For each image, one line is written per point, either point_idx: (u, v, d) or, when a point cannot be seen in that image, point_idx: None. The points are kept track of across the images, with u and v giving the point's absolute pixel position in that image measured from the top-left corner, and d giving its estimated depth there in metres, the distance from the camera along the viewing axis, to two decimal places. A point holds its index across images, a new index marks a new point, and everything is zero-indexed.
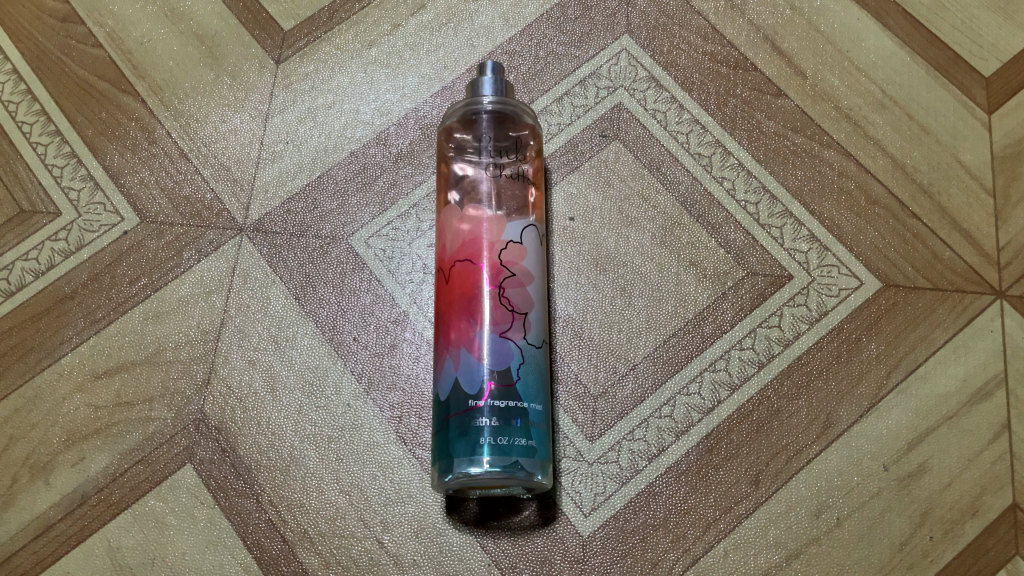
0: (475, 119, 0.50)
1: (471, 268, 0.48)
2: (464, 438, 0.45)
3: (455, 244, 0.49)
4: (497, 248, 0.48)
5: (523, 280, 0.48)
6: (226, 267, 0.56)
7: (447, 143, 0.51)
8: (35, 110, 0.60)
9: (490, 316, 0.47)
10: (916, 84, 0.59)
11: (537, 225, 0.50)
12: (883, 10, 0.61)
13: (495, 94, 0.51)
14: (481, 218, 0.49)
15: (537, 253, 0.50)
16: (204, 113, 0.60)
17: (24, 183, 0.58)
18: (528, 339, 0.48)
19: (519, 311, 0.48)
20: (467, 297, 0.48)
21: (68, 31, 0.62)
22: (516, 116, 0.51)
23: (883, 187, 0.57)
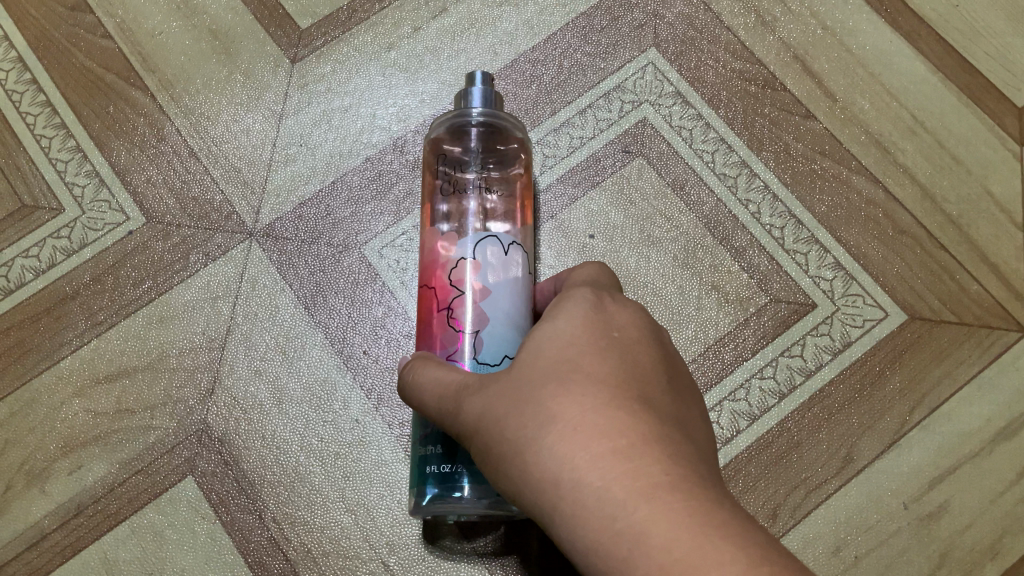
0: (464, 130, 0.46)
1: (427, 288, 0.43)
2: (442, 467, 0.41)
3: (421, 264, 0.44)
4: (447, 264, 0.42)
5: (472, 295, 0.41)
6: (235, 272, 0.55)
7: (432, 153, 0.48)
8: (40, 101, 0.58)
9: (439, 339, 0.41)
10: (947, 111, 0.58)
11: (500, 236, 0.42)
12: (916, 33, 0.59)
13: (485, 104, 0.46)
14: (438, 236, 0.43)
15: (501, 262, 0.41)
16: (217, 111, 0.58)
17: (26, 177, 0.57)
18: (479, 358, 0.40)
19: (467, 328, 0.41)
20: (424, 320, 0.43)
21: (76, 19, 0.60)
22: (508, 131, 0.47)
23: (912, 216, 0.55)
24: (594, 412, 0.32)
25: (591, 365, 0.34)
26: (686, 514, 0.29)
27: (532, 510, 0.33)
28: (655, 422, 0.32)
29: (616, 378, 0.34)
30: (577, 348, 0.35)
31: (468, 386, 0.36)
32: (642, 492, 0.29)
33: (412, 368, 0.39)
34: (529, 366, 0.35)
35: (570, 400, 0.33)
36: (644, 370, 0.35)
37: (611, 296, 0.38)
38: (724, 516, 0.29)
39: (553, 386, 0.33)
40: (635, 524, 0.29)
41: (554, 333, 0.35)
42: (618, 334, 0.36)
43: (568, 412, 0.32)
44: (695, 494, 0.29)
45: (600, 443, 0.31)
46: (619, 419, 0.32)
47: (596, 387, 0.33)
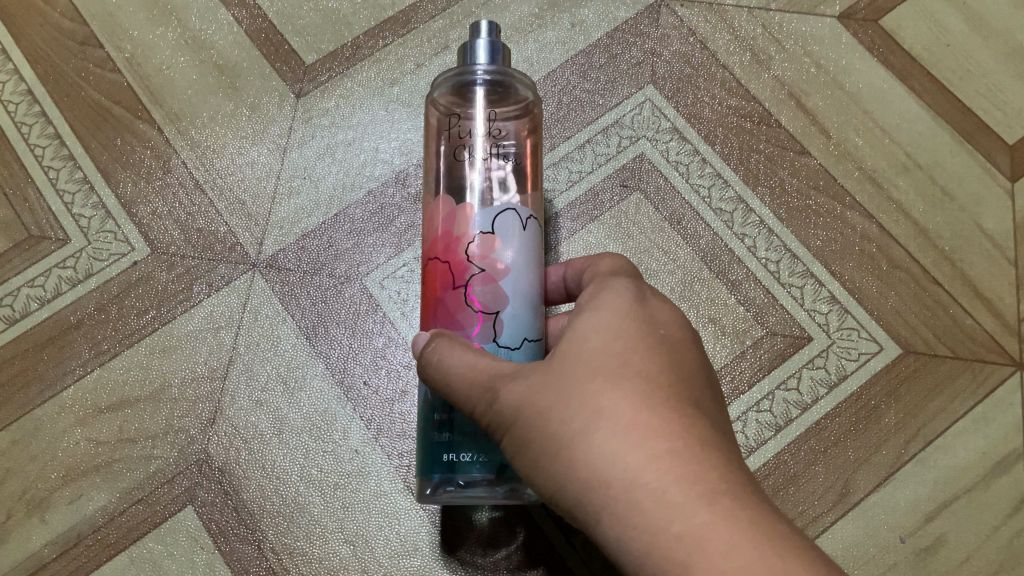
0: (468, 87, 0.43)
1: (439, 263, 0.41)
2: (454, 454, 0.40)
3: (430, 234, 0.42)
4: (465, 238, 0.40)
5: (493, 275, 0.40)
6: (238, 303, 0.55)
7: (435, 115, 0.44)
8: (48, 133, 0.60)
9: (454, 317, 0.40)
10: (940, 149, 0.59)
11: (519, 210, 0.41)
12: (909, 72, 0.61)
13: (489, 58, 0.43)
14: (452, 206, 0.41)
15: (521, 238, 0.41)
16: (222, 145, 0.59)
17: (34, 208, 0.58)
18: (499, 341, 0.40)
19: (488, 309, 0.40)
20: (435, 296, 0.41)
21: (86, 54, 0.61)
22: (514, 84, 0.43)
23: (905, 251, 0.56)
24: (647, 411, 0.33)
25: (640, 362, 0.35)
26: (740, 518, 0.30)
27: (572, 503, 0.34)
28: (701, 424, 0.34)
29: (664, 377, 0.35)
30: (624, 342, 0.36)
31: (501, 372, 0.36)
32: (699, 495, 0.31)
33: (432, 343, 0.38)
34: (574, 357, 0.35)
35: (622, 395, 0.33)
36: (686, 371, 0.36)
37: (650, 292, 0.39)
38: (775, 524, 0.31)
39: (604, 380, 0.34)
40: (693, 526, 0.30)
41: (600, 330, 0.36)
42: (661, 331, 0.37)
43: (620, 408, 0.33)
44: (748, 503, 0.31)
45: (657, 441, 0.32)
46: (671, 421, 0.33)
47: (646, 388, 0.34)
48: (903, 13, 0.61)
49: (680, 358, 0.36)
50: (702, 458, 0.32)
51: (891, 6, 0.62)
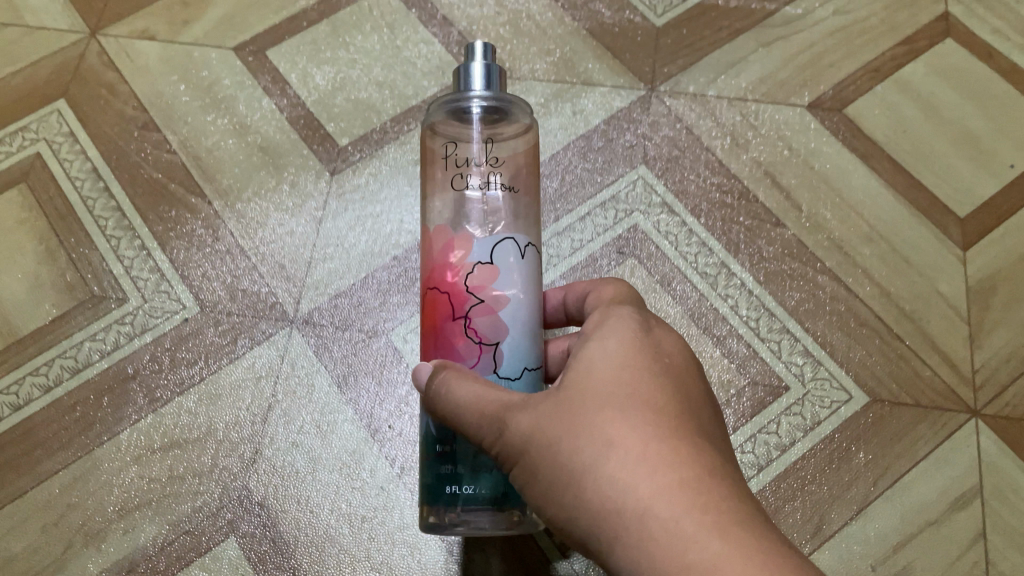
0: (464, 111, 0.46)
1: (439, 294, 0.43)
2: (457, 486, 0.43)
3: (430, 264, 0.44)
4: (464, 270, 0.42)
5: (493, 306, 0.42)
6: (277, 355, 0.62)
7: (433, 136, 0.47)
8: (111, 206, 0.68)
9: (455, 348, 0.42)
10: (899, 220, 0.67)
11: (517, 237, 0.43)
12: (871, 154, 0.69)
13: (485, 86, 0.46)
14: (451, 235, 0.44)
15: (518, 269, 0.43)
16: (265, 216, 0.67)
17: (98, 272, 0.66)
18: (499, 372, 0.42)
19: (487, 341, 0.42)
20: (435, 326, 0.43)
21: (145, 137, 0.71)
22: (508, 107, 0.46)
23: (871, 311, 0.63)
24: (657, 445, 0.37)
25: (649, 398, 0.39)
26: (741, 541, 0.35)
27: (588, 527, 0.38)
28: (704, 448, 0.38)
29: (669, 404, 0.39)
30: (633, 371, 0.40)
31: (514, 404, 0.40)
32: (710, 526, 0.35)
33: (440, 376, 0.41)
34: (587, 390, 0.39)
35: (633, 424, 0.38)
36: (689, 395, 0.41)
37: (655, 328, 0.43)
38: (777, 549, 0.35)
39: (616, 410, 0.39)
40: (705, 555, 0.34)
41: (611, 367, 0.40)
42: (667, 360, 0.42)
43: (634, 442, 0.37)
44: (751, 530, 0.35)
45: (664, 467, 0.37)
46: (677, 448, 0.38)
47: (656, 424, 0.38)
48: (863, 103, 0.71)
49: (684, 392, 0.41)
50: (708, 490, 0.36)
51: (854, 97, 0.71)
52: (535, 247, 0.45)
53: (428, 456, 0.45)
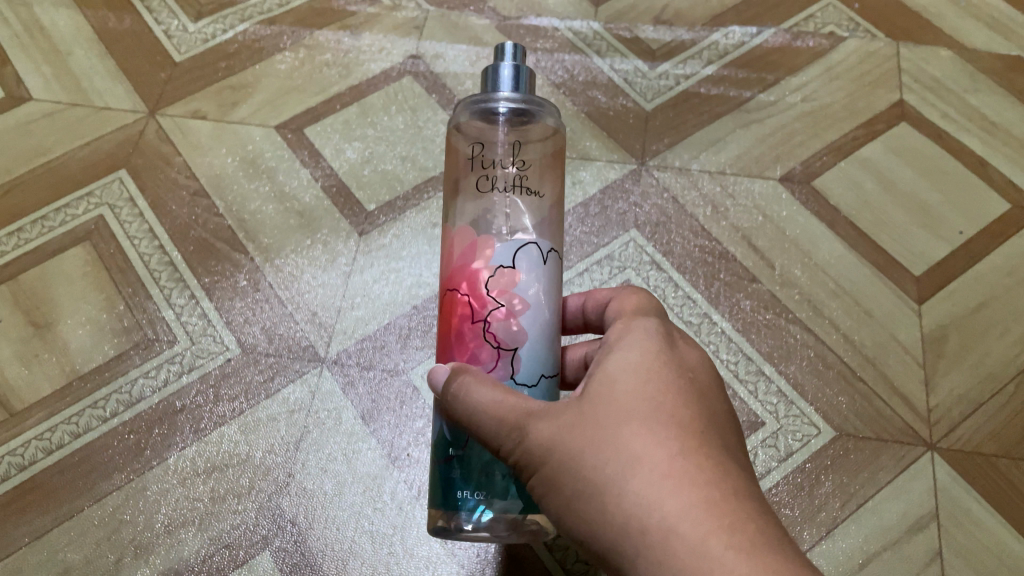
0: (492, 113, 0.46)
1: (459, 296, 0.44)
2: (468, 490, 0.44)
3: (451, 266, 0.45)
4: (484, 274, 0.43)
5: (513, 312, 0.43)
6: (308, 391, 0.70)
7: (459, 135, 0.48)
8: (164, 261, 0.77)
9: (474, 352, 0.43)
10: (861, 278, 0.75)
11: (541, 242, 0.45)
12: (835, 221, 0.78)
13: (513, 88, 0.46)
14: (473, 239, 0.45)
15: (539, 274, 0.44)
16: (300, 270, 0.76)
17: (152, 318, 0.75)
18: (516, 378, 0.43)
19: (506, 346, 0.43)
20: (455, 328, 0.44)
21: (197, 203, 0.81)
22: (537, 108, 0.46)
23: (837, 356, 0.71)
24: (680, 459, 0.37)
25: (673, 412, 0.39)
26: (764, 547, 0.34)
27: (610, 540, 0.38)
28: (729, 465, 0.38)
29: (691, 414, 0.40)
30: (652, 384, 0.40)
31: (532, 414, 0.41)
32: (736, 544, 0.34)
33: (456, 380, 0.41)
34: (609, 403, 0.40)
35: (654, 431, 0.38)
36: (710, 408, 0.41)
37: (678, 343, 0.44)
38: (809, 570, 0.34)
39: (636, 419, 0.39)
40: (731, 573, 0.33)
41: (632, 380, 0.41)
42: (688, 372, 0.43)
43: (657, 456, 0.37)
44: (781, 550, 0.34)
45: (685, 474, 0.37)
46: (699, 456, 0.38)
47: (680, 439, 0.38)
48: (828, 177, 0.81)
49: (707, 406, 0.41)
50: (733, 507, 0.36)
51: (821, 172, 0.81)
52: (556, 254, 0.46)
53: (438, 460, 0.46)
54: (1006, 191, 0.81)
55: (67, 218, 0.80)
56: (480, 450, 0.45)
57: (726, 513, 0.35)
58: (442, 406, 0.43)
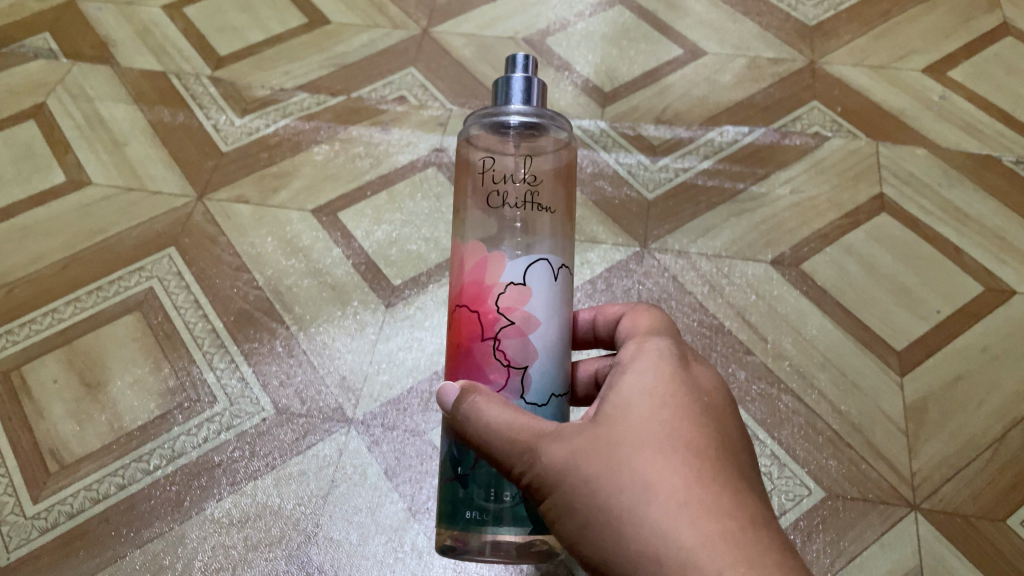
0: (503, 126, 0.51)
1: (472, 313, 0.49)
2: (476, 510, 0.48)
3: (463, 284, 0.50)
4: (494, 295, 0.48)
5: (523, 330, 0.48)
6: (336, 449, 0.77)
7: (473, 147, 0.52)
8: (208, 329, 0.85)
9: (486, 369, 0.48)
10: (847, 352, 0.82)
11: (550, 259, 0.49)
12: (822, 300, 0.86)
13: (524, 104, 0.51)
14: (484, 256, 0.49)
15: (546, 294, 0.49)
16: (331, 336, 0.85)
17: (195, 381, 0.82)
18: (526, 398, 0.48)
19: (516, 364, 0.48)
20: (468, 344, 0.49)
21: (239, 277, 0.89)
22: (547, 121, 0.51)
23: (825, 422, 0.77)
24: (691, 489, 0.41)
25: (683, 443, 0.43)
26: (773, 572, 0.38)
27: (625, 561, 0.41)
28: (738, 494, 0.42)
29: (700, 440, 0.44)
30: (664, 415, 0.44)
31: (546, 440, 0.44)
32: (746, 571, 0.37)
33: (467, 399, 0.46)
34: (623, 433, 0.44)
35: (666, 459, 0.42)
36: (718, 436, 0.45)
37: (689, 375, 0.47)
38: None
39: (649, 446, 0.43)
40: None
41: (645, 412, 0.44)
42: (697, 396, 0.46)
43: (669, 486, 0.41)
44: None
45: (697, 502, 0.40)
46: (710, 483, 0.41)
47: (691, 471, 0.42)
48: (816, 261, 0.89)
49: (716, 436, 0.45)
50: (743, 535, 0.39)
51: (808, 256, 0.89)
52: (565, 269, 0.51)
53: (446, 478, 0.50)
54: (979, 276, 0.88)
55: (120, 289, 0.88)
56: (484, 471, 0.48)
57: (735, 541, 0.39)
58: (452, 424, 0.48)
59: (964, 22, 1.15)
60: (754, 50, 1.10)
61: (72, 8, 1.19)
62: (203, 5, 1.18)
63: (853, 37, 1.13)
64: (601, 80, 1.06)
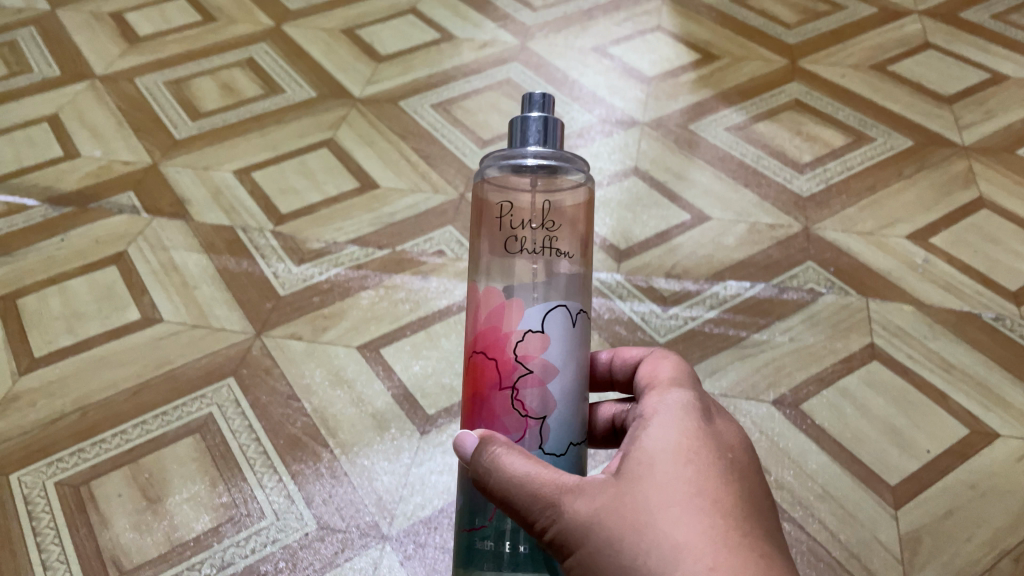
0: (521, 167, 0.55)
1: (492, 364, 0.54)
2: (489, 559, 0.52)
3: (482, 333, 0.55)
4: (512, 346, 0.53)
5: (540, 380, 0.53)
6: (372, 563, 0.84)
7: (491, 188, 0.57)
8: (260, 451, 0.94)
9: (507, 421, 0.53)
10: (844, 484, 0.89)
11: (568, 305, 0.55)
12: (820, 437, 0.93)
13: (541, 149, 0.55)
14: (502, 306, 0.54)
15: (561, 341, 0.54)
16: (371, 459, 0.94)
17: (245, 496, 0.90)
18: (544, 448, 0.53)
19: (534, 416, 0.53)
20: (487, 392, 0.54)
21: (290, 404, 0.99)
22: (562, 164, 0.55)
23: (825, 549, 0.84)
24: (716, 548, 0.44)
25: (708, 504, 0.47)
26: None
27: None
28: (760, 552, 0.45)
29: (723, 502, 0.47)
30: (688, 478, 0.48)
31: (572, 498, 0.48)
32: None
33: (490, 454, 0.50)
34: (650, 495, 0.47)
35: (691, 519, 0.46)
36: (740, 498, 0.49)
37: (710, 438, 0.52)
38: None
39: (675, 504, 0.47)
40: None
41: (670, 474, 0.48)
42: (719, 459, 0.50)
43: (696, 545, 0.45)
44: None
45: (723, 560, 0.44)
46: (733, 542, 0.45)
47: (717, 530, 0.45)
48: (814, 402, 0.97)
49: (737, 497, 0.48)
50: None
51: (806, 397, 0.98)
52: (582, 315, 0.56)
53: (463, 527, 0.54)
54: (965, 419, 0.96)
55: (182, 414, 0.98)
56: (501, 521, 0.53)
57: None
58: (474, 476, 0.51)
59: (942, 195, 1.29)
60: (754, 216, 1.24)
61: (156, 171, 1.36)
62: (269, 171, 1.36)
63: (842, 207, 1.26)
64: (617, 239, 1.19)
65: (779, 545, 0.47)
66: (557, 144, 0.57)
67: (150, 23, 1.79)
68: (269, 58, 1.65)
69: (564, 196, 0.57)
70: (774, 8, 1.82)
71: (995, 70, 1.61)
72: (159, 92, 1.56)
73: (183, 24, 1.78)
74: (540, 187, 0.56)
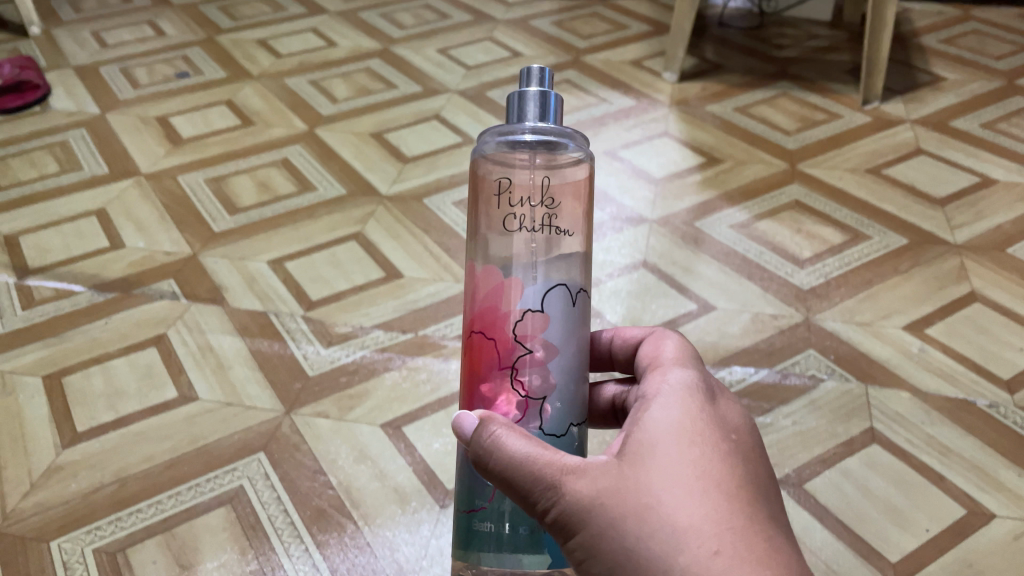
0: (517, 142, 0.58)
1: (492, 344, 0.58)
2: (488, 538, 0.57)
3: (481, 312, 0.59)
4: (511, 325, 0.58)
5: (538, 358, 0.57)
6: None
7: (490, 165, 0.60)
8: (287, 521, 0.99)
9: (507, 400, 0.58)
10: (847, 560, 0.93)
11: (569, 284, 0.59)
12: (823, 515, 0.98)
13: (537, 123, 0.58)
14: (501, 287, 0.59)
15: (558, 320, 0.58)
16: (392, 529, 0.98)
17: (272, 565, 0.94)
18: (544, 428, 0.58)
19: (533, 395, 0.57)
20: (487, 370, 0.58)
21: (317, 478, 1.05)
22: (559, 140, 0.58)
23: None
24: (719, 532, 0.49)
25: (712, 488, 0.51)
26: None
27: None
28: (758, 532, 0.50)
29: (726, 485, 0.52)
30: (692, 462, 0.52)
31: (576, 482, 0.52)
32: None
33: (493, 437, 0.54)
34: (656, 479, 0.51)
35: (695, 502, 0.50)
36: (741, 478, 0.53)
37: (711, 421, 0.56)
38: None
39: (681, 488, 0.51)
40: None
41: (676, 458, 0.52)
42: (720, 441, 0.55)
43: (701, 529, 0.49)
44: None
45: (727, 545, 0.49)
46: (735, 523, 0.50)
47: (720, 515, 0.50)
48: (816, 481, 1.02)
49: (739, 479, 0.53)
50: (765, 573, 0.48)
51: (809, 477, 1.02)
52: (582, 294, 0.60)
53: (462, 510, 0.59)
54: (963, 500, 1.00)
55: (215, 486, 1.04)
56: (497, 506, 0.57)
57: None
58: (476, 457, 0.55)
59: (936, 290, 1.36)
60: (757, 306, 1.31)
61: (195, 260, 1.46)
62: (301, 261, 1.45)
63: (841, 299, 1.34)
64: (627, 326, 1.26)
65: (775, 521, 0.53)
66: (558, 119, 0.59)
67: (192, 127, 1.93)
68: (303, 159, 1.77)
69: (565, 172, 0.60)
70: (774, 117, 1.94)
71: (984, 174, 1.70)
72: (200, 188, 1.68)
73: (224, 128, 1.92)
74: (540, 163, 0.59)
